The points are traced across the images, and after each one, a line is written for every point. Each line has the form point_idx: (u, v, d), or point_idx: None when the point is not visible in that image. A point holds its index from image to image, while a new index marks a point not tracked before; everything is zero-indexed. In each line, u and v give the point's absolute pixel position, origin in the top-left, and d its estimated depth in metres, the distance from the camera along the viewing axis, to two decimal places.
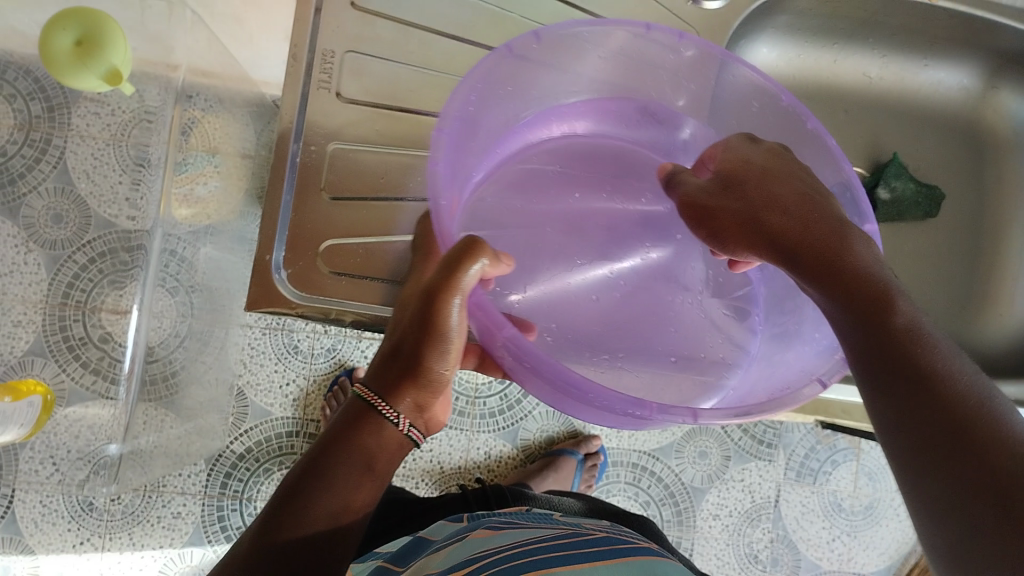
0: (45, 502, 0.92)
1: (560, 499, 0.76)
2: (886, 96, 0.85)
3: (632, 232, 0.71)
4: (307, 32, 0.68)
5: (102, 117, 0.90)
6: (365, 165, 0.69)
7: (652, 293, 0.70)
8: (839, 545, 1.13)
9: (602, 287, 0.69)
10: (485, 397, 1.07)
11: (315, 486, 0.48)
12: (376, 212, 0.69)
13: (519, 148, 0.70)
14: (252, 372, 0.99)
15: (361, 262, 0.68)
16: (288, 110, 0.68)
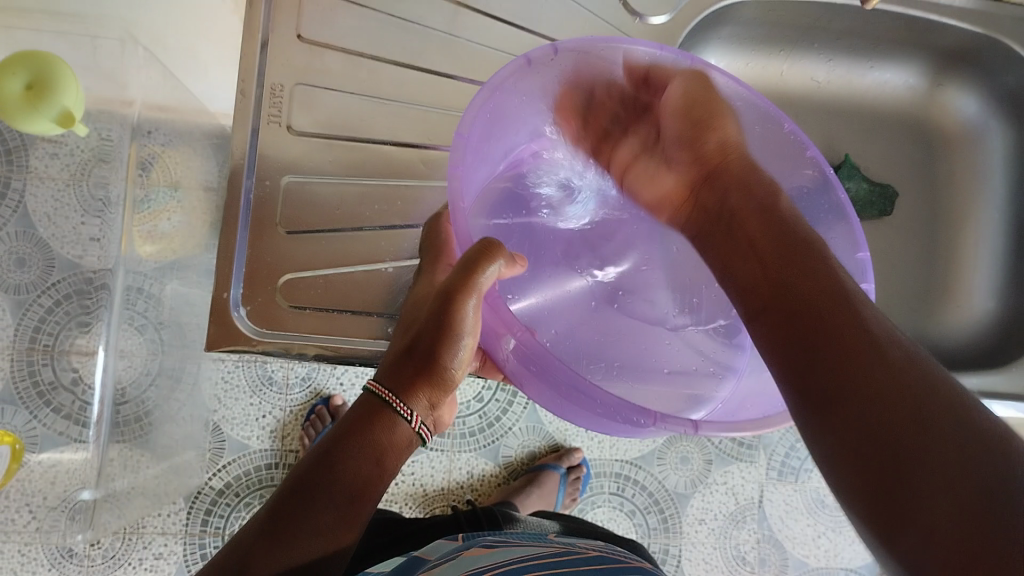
0: (23, 551, 0.90)
1: (541, 520, 0.76)
2: (835, 100, 0.86)
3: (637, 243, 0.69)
4: (255, 67, 0.68)
5: (59, 158, 0.90)
6: (321, 197, 0.69)
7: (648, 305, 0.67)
8: (825, 541, 1.14)
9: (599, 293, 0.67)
10: (464, 416, 1.07)
11: (299, 519, 0.47)
12: (338, 243, 0.69)
13: (527, 163, 0.67)
14: (227, 407, 0.97)
15: (323, 292, 0.68)
16: (238, 148, 0.68)
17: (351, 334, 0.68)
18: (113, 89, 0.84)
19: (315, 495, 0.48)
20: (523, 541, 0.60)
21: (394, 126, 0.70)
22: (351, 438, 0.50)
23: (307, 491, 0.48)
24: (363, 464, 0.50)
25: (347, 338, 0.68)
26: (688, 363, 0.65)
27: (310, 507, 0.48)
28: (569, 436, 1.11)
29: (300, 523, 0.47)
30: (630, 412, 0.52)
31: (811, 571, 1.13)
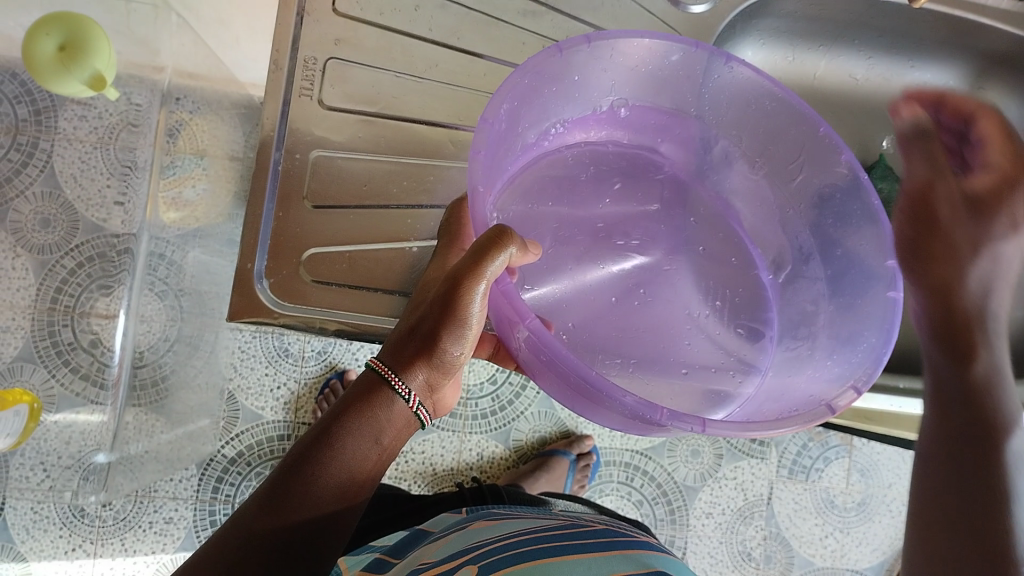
0: (36, 508, 0.92)
1: (559, 500, 0.76)
2: (871, 98, 0.85)
3: (670, 237, 0.69)
4: (290, 37, 0.67)
5: (88, 120, 0.91)
6: (348, 172, 0.69)
7: (673, 298, 0.67)
8: (832, 541, 1.13)
9: (624, 280, 0.66)
10: (476, 398, 1.07)
11: (290, 518, 0.48)
12: (360, 219, 0.68)
13: (556, 160, 0.68)
14: (243, 375, 0.99)
15: (347, 267, 0.68)
16: (267, 119, 0.67)
17: (380, 312, 0.68)
18: (146, 56, 0.85)
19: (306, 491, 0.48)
20: (527, 515, 0.59)
21: (422, 103, 0.70)
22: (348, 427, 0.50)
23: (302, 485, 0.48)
24: (359, 453, 0.50)
25: (364, 314, 0.68)
26: (709, 359, 0.65)
27: (300, 503, 0.48)
28: (581, 423, 1.11)
29: (291, 522, 0.48)
30: (636, 401, 0.49)
31: (816, 570, 1.13)
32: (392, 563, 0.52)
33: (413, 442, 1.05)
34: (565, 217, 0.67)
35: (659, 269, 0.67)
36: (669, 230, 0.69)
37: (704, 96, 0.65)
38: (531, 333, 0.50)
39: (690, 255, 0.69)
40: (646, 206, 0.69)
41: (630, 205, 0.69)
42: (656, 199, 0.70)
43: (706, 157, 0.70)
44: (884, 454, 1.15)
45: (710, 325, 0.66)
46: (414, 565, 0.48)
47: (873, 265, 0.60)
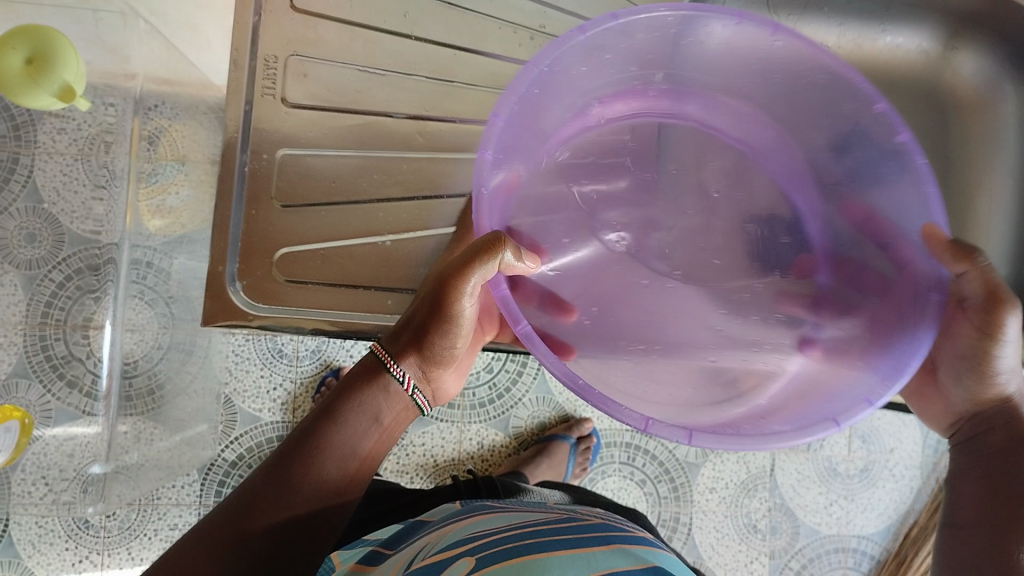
0: (41, 523, 0.92)
1: (545, 490, 0.76)
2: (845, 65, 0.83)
3: (697, 217, 0.66)
4: (248, 37, 0.67)
5: (67, 132, 0.91)
6: (318, 170, 0.68)
7: (700, 282, 0.64)
8: (837, 509, 1.14)
9: (659, 269, 0.64)
10: (474, 387, 1.07)
11: (287, 508, 0.49)
12: (339, 215, 0.69)
13: (575, 139, 0.65)
14: (238, 379, 0.99)
15: (320, 264, 0.68)
16: (231, 119, 0.67)
17: (358, 309, 0.68)
18: (116, 62, 0.83)
19: (303, 478, 0.50)
20: (523, 508, 0.59)
21: (389, 95, 0.69)
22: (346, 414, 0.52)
23: (297, 476, 0.50)
24: (355, 445, 0.52)
25: (345, 311, 0.68)
26: (736, 341, 0.60)
27: (297, 488, 0.50)
28: (579, 406, 1.11)
29: (288, 513, 0.50)
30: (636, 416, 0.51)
31: (821, 538, 1.13)
32: (387, 554, 0.52)
33: (413, 435, 1.06)
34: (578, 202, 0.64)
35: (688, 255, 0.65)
36: (691, 210, 0.66)
37: (750, 71, 0.60)
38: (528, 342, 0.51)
39: (705, 238, 0.65)
40: (672, 186, 0.66)
41: (654, 186, 0.66)
42: (681, 175, 0.67)
43: (747, 139, 0.66)
44: (884, 420, 1.15)
45: (731, 319, 0.61)
46: (410, 559, 0.48)
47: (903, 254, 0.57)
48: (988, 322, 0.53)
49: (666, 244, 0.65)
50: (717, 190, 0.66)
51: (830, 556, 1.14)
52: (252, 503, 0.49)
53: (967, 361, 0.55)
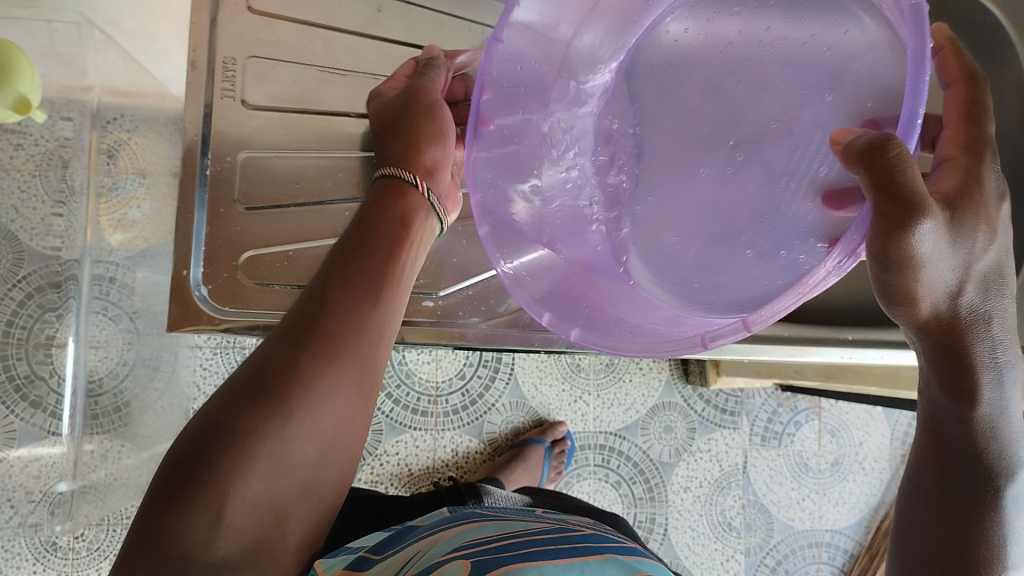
0: (7, 547, 0.90)
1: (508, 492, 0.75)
2: None
3: (772, 86, 0.41)
4: (205, 38, 0.64)
5: (24, 148, 0.87)
6: (280, 172, 0.66)
7: (764, 170, 0.41)
8: (809, 503, 1.15)
9: (711, 155, 0.43)
10: (446, 394, 1.07)
11: (362, 323, 0.46)
12: (305, 216, 0.66)
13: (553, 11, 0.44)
14: (205, 394, 0.98)
15: (288, 267, 0.66)
16: (190, 123, 0.64)
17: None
18: (73, 75, 0.82)
19: (369, 291, 0.47)
20: (514, 517, 0.59)
21: (352, 99, 0.68)
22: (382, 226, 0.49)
23: (363, 290, 0.47)
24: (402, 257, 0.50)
25: None
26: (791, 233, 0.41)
27: (367, 302, 0.47)
28: (553, 410, 1.11)
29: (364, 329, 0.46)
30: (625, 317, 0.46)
31: (796, 533, 1.14)
32: (376, 562, 0.52)
33: (387, 444, 1.05)
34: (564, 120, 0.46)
35: (749, 125, 0.42)
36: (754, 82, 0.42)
37: None
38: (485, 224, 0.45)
39: (767, 112, 0.41)
40: (719, 41, 0.42)
41: (697, 69, 0.43)
42: (736, 28, 0.42)
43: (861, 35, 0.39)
44: (852, 414, 1.18)
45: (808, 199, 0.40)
46: (403, 568, 0.48)
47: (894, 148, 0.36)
48: (887, 248, 0.37)
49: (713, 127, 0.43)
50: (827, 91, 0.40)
51: (804, 551, 1.14)
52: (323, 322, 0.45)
53: (881, 291, 0.41)
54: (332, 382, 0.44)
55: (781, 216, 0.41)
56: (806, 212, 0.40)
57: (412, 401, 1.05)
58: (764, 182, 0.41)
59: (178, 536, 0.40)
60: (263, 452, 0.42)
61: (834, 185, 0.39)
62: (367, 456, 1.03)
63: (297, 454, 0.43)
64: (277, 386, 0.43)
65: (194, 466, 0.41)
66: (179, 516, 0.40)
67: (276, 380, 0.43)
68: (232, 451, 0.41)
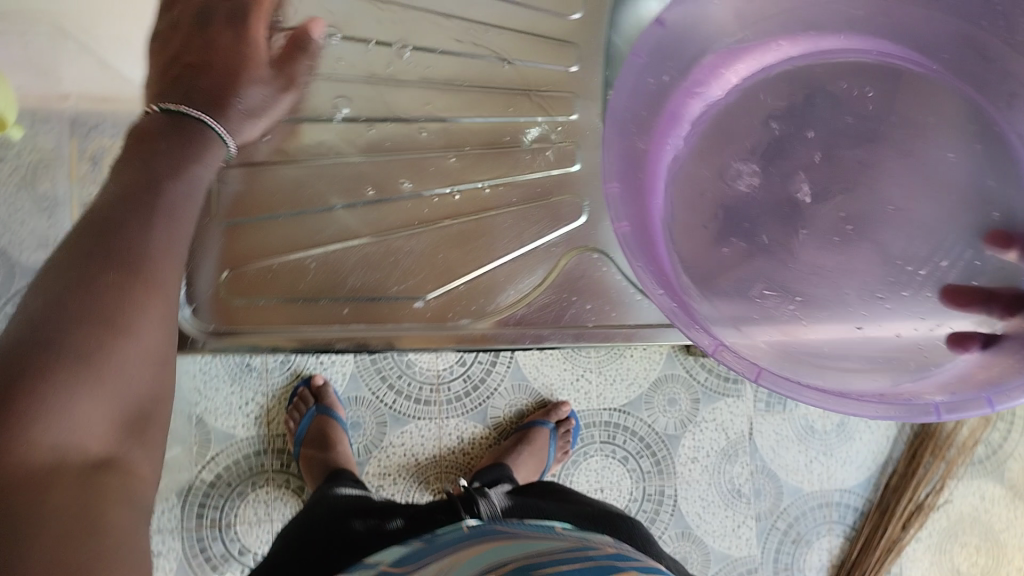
0: None
1: (532, 505, 0.76)
2: None
3: (883, 171, 0.63)
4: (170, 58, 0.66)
5: (7, 162, 0.89)
6: (260, 184, 0.71)
7: (872, 244, 0.62)
8: (817, 466, 1.14)
9: (828, 224, 0.63)
10: (448, 382, 1.06)
11: (154, 241, 0.52)
12: (292, 228, 0.71)
13: (701, 77, 0.63)
14: (208, 399, 0.99)
15: (269, 281, 0.71)
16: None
17: (311, 320, 0.71)
18: (48, 84, 0.81)
19: (167, 205, 0.54)
20: (536, 532, 0.59)
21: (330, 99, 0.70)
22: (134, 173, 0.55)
23: (147, 215, 0.53)
24: (177, 184, 0.56)
25: (299, 324, 0.71)
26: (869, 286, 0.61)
27: (169, 217, 0.54)
28: (556, 390, 1.10)
29: (155, 245, 0.52)
30: (685, 320, 0.56)
31: (805, 496, 1.14)
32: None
33: (392, 436, 1.06)
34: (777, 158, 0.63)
35: (860, 206, 0.63)
36: (861, 159, 0.63)
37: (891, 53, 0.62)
38: (628, 207, 0.59)
39: (880, 196, 0.63)
40: (856, 124, 0.63)
41: (840, 130, 0.63)
42: (875, 116, 0.63)
43: (939, 154, 0.62)
44: None
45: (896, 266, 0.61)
46: None
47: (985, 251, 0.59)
48: None
49: (838, 206, 0.63)
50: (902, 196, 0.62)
51: (814, 512, 1.14)
52: (112, 244, 0.50)
53: None
54: (139, 291, 0.49)
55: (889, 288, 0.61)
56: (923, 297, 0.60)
57: (414, 391, 1.05)
58: (874, 257, 0.62)
59: (60, 425, 0.44)
60: (109, 338, 0.47)
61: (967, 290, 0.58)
62: (373, 449, 1.05)
63: (121, 358, 0.47)
64: (92, 303, 0.47)
65: (32, 348, 0.45)
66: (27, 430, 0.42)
67: (91, 295, 0.47)
68: (78, 368, 0.45)
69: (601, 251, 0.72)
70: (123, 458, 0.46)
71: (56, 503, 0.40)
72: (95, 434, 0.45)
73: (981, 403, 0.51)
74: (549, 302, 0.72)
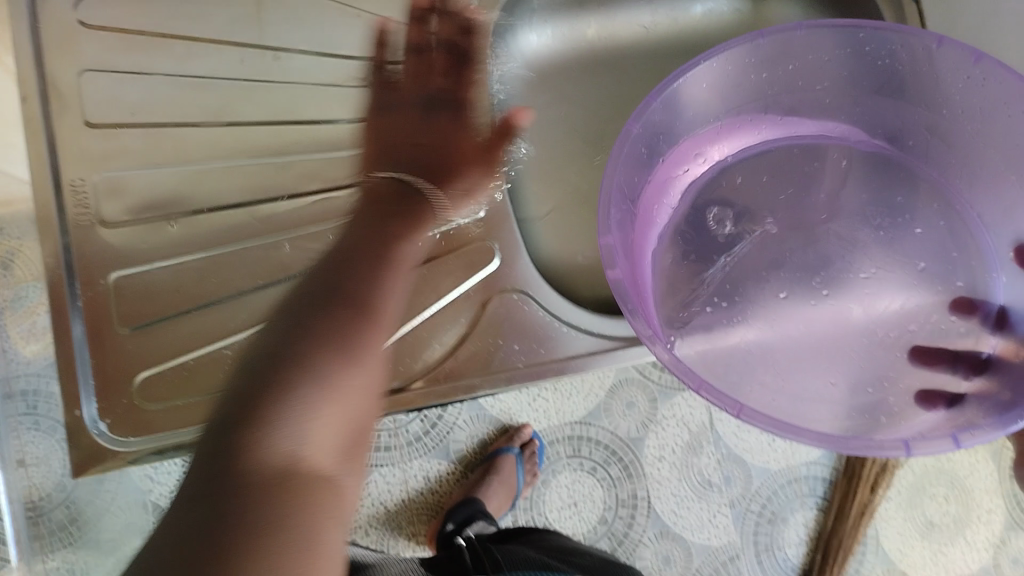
0: None
1: (536, 554, 0.78)
2: (667, 39, 0.88)
3: (858, 241, 0.70)
4: (48, 174, 0.70)
5: None
6: (158, 283, 0.71)
7: (845, 307, 0.67)
8: (781, 443, 1.13)
9: (808, 291, 0.68)
10: (406, 424, 1.05)
11: (383, 285, 0.57)
12: (208, 317, 0.71)
13: (678, 158, 0.68)
14: (160, 485, 0.91)
15: (183, 383, 0.70)
16: (51, 257, 0.69)
17: None
18: None
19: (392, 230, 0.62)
20: None
21: (216, 189, 0.73)
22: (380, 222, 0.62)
23: (374, 242, 0.60)
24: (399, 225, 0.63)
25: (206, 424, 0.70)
26: (871, 329, 0.65)
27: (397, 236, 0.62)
28: (515, 414, 1.10)
29: (388, 291, 0.57)
30: (663, 348, 0.56)
31: (774, 475, 1.12)
32: None
33: None
34: (732, 235, 0.70)
35: (830, 271, 0.68)
36: (838, 234, 0.70)
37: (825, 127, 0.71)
38: (622, 259, 0.59)
39: (844, 257, 0.69)
40: (811, 202, 0.72)
41: (788, 216, 0.71)
42: (822, 199, 0.72)
43: (901, 230, 0.69)
44: None
45: (875, 328, 0.65)
46: None
47: (902, 306, 0.66)
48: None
49: (806, 265, 0.69)
50: (860, 270, 0.68)
51: (785, 489, 1.13)
52: (345, 274, 0.56)
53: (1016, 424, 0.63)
54: (367, 324, 0.54)
55: (870, 357, 0.64)
56: (897, 358, 0.64)
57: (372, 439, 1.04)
58: (836, 325, 0.66)
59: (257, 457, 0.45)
60: (343, 358, 0.51)
61: (921, 346, 0.64)
62: None
63: (353, 385, 0.51)
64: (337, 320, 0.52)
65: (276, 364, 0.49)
66: (276, 434, 0.46)
67: (325, 319, 0.52)
68: (300, 390, 0.48)
69: (521, 291, 0.74)
70: (336, 479, 0.48)
71: (296, 507, 0.44)
72: (325, 450, 0.48)
73: (948, 441, 0.52)
74: (476, 349, 0.73)
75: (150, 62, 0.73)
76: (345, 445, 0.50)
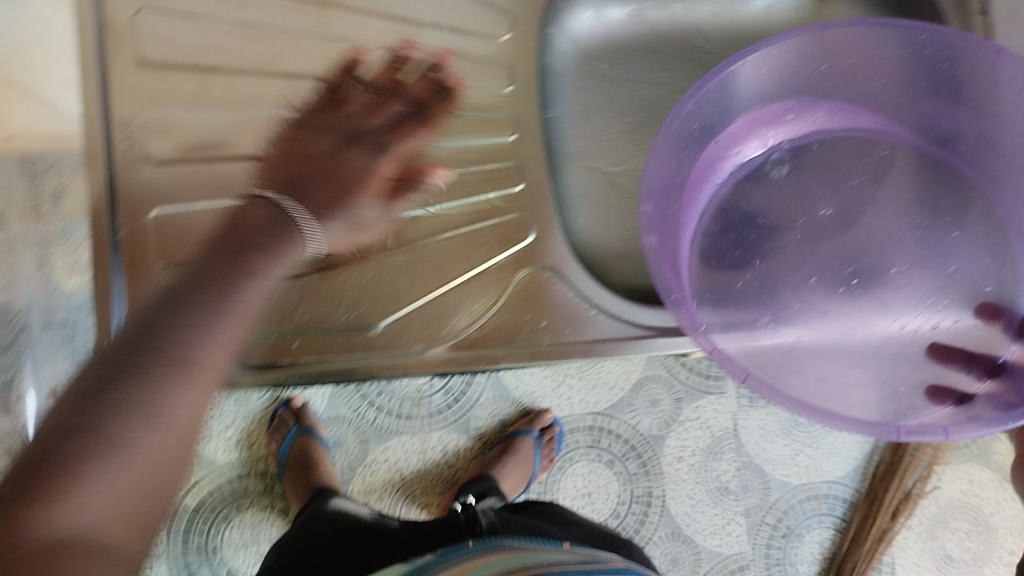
0: None
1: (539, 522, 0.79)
2: (727, 31, 0.89)
3: (894, 236, 0.72)
4: (99, 107, 0.72)
5: None
6: (197, 225, 0.72)
7: (874, 298, 0.69)
8: (804, 458, 1.12)
9: (840, 278, 0.70)
10: (429, 396, 1.06)
11: (212, 333, 0.51)
12: None
13: (729, 139, 0.69)
14: None
15: None
16: (94, 189, 0.71)
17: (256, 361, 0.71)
18: None
19: (233, 273, 0.56)
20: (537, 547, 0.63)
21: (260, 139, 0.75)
22: (206, 266, 0.55)
23: (207, 287, 0.53)
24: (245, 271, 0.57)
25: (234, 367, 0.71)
26: (897, 326, 0.67)
27: (236, 279, 0.55)
28: (538, 398, 1.10)
29: (214, 338, 0.51)
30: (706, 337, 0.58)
31: (793, 490, 1.12)
32: None
33: (375, 453, 1.06)
34: (777, 217, 0.72)
35: (865, 262, 0.71)
36: (876, 225, 0.72)
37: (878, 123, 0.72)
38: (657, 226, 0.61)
39: (878, 251, 0.71)
40: (856, 193, 0.73)
41: (833, 202, 0.73)
42: (868, 190, 0.73)
43: (939, 234, 0.71)
44: None
45: (901, 321, 0.67)
46: None
47: (926, 299, 0.69)
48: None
49: (841, 253, 0.71)
50: (889, 264, 0.70)
51: (803, 506, 1.12)
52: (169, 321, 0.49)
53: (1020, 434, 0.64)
54: (181, 384, 0.47)
55: (889, 345, 0.66)
56: (913, 352, 0.66)
57: (394, 406, 1.05)
58: (863, 313, 0.67)
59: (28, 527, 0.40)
60: (147, 413, 0.45)
61: (938, 345, 0.65)
62: (356, 465, 1.05)
63: (161, 445, 0.45)
64: (151, 366, 0.47)
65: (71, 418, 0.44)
66: (62, 500, 0.41)
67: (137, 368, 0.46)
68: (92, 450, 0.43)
69: (554, 270, 0.76)
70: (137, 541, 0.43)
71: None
72: (120, 516, 0.42)
73: (936, 432, 0.55)
74: (505, 321, 0.74)
75: (202, 6, 0.75)
76: (151, 505, 0.44)
